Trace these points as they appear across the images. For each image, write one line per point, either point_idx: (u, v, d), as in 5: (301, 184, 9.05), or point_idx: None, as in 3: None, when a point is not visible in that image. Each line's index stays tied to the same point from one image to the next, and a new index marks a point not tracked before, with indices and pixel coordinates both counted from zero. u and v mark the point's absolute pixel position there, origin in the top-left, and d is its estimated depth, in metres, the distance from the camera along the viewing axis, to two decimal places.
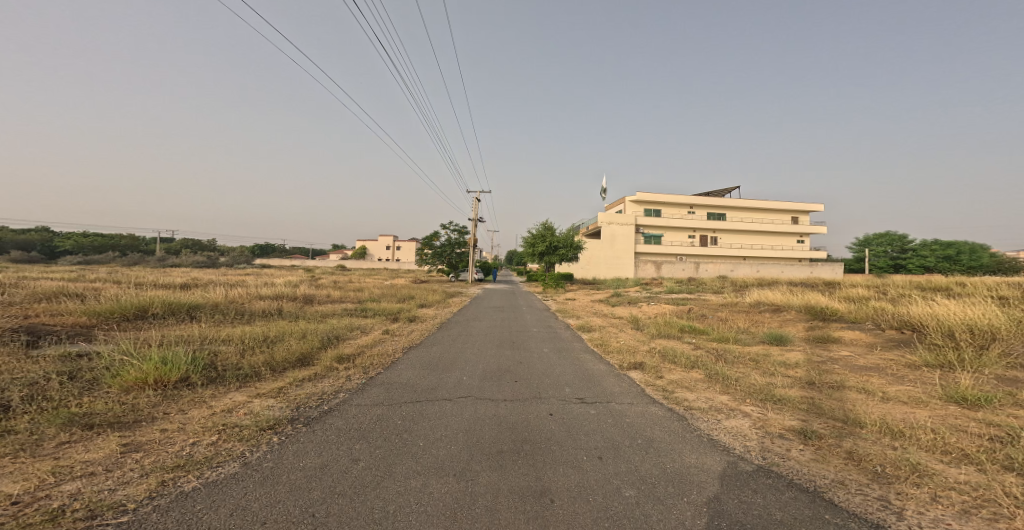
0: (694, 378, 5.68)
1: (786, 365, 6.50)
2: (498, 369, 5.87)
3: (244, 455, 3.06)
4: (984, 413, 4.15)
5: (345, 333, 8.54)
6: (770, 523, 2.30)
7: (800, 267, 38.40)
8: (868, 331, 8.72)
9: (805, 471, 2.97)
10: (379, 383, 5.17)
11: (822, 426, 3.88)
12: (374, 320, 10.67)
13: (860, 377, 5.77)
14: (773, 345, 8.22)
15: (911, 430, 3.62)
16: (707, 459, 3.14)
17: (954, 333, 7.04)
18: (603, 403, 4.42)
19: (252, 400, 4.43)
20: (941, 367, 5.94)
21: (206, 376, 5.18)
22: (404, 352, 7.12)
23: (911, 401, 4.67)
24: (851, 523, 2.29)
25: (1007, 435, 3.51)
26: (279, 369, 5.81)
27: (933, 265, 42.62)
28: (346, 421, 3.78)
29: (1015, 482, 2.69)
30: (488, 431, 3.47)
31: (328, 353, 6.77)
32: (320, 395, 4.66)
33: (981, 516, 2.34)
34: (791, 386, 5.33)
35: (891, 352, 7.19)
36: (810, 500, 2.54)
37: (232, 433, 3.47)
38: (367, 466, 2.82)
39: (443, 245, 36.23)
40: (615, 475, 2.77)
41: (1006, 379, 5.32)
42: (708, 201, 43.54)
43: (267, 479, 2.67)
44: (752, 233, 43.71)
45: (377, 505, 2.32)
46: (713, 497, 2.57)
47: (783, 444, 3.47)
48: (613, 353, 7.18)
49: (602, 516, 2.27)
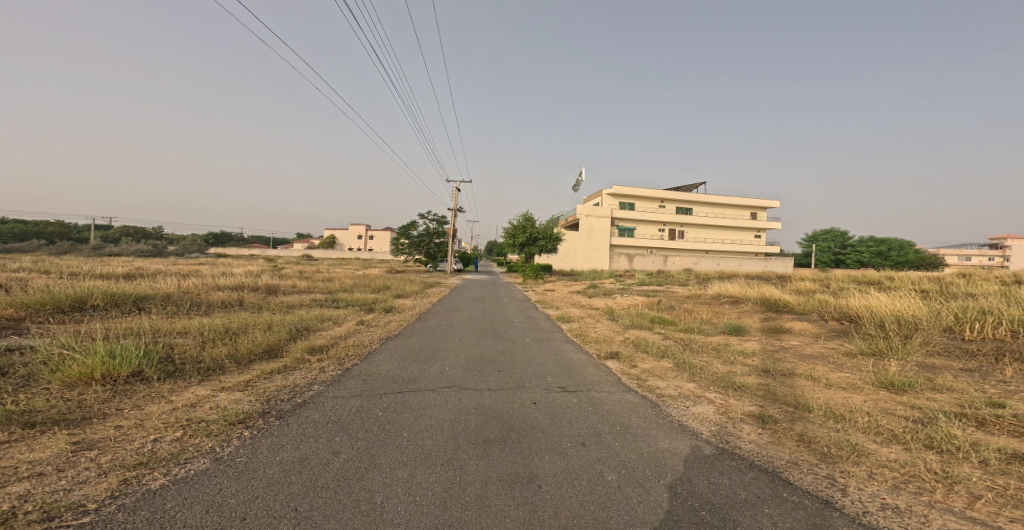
0: (664, 367, 5.93)
1: (744, 354, 6.89)
2: (480, 359, 5.86)
3: (214, 450, 2.92)
4: (908, 397, 4.55)
5: (315, 324, 8.27)
6: (736, 502, 2.45)
7: (756, 260, 40.43)
8: (814, 322, 9.35)
9: (762, 453, 3.19)
10: (356, 374, 5.05)
11: (777, 412, 4.15)
12: (347, 311, 10.40)
13: (807, 365, 6.22)
14: (732, 335, 8.70)
15: (850, 414, 3.93)
16: (677, 444, 3.29)
17: (886, 323, 7.70)
18: (584, 392, 4.53)
19: (217, 394, 4.22)
20: (874, 354, 6.47)
21: (162, 370, 4.88)
22: (380, 343, 6.97)
23: (848, 387, 5.06)
24: (806, 499, 2.48)
25: (929, 417, 3.87)
26: (244, 361, 5.57)
27: (870, 260, 46.24)
28: (322, 414, 3.67)
29: (934, 459, 2.99)
30: (474, 421, 3.48)
31: (297, 344, 6.53)
32: (292, 387, 4.52)
33: (909, 490, 2.59)
34: (748, 374, 5.67)
35: (833, 341, 7.76)
36: (769, 480, 2.72)
37: (198, 428, 3.30)
38: (349, 458, 2.77)
39: (419, 235, 35.44)
40: (597, 460, 2.87)
41: (926, 365, 5.89)
42: (678, 196, 45.24)
43: (242, 474, 2.57)
44: (716, 228, 45.78)
45: (363, 497, 2.29)
46: (685, 479, 2.71)
47: (743, 428, 3.70)
48: (591, 343, 7.37)
49: (588, 500, 2.35)
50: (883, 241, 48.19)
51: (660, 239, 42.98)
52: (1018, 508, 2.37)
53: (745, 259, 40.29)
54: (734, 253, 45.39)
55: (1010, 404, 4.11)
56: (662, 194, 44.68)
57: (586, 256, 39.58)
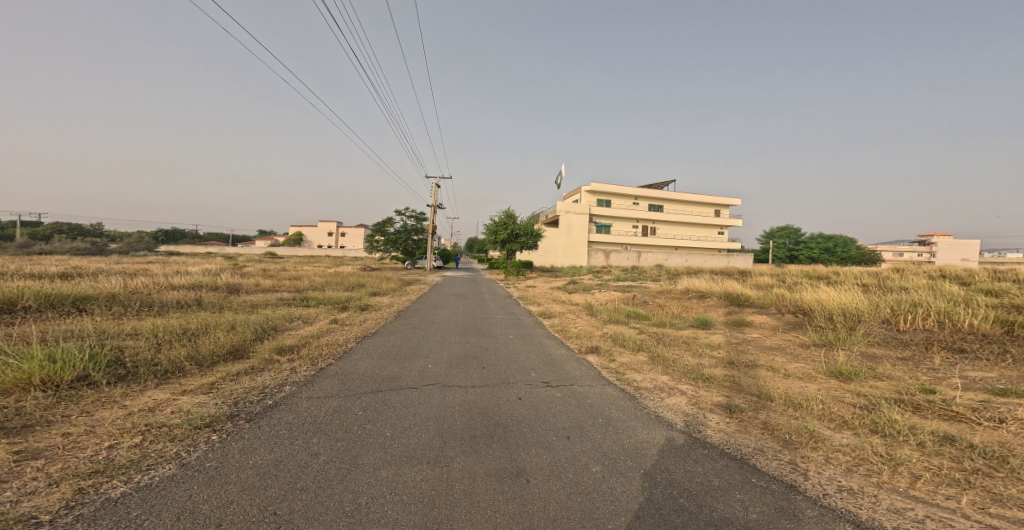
0: (640, 360, 6.08)
1: (711, 347, 7.17)
2: (463, 356, 5.82)
3: (180, 455, 2.78)
4: (855, 385, 4.87)
5: (283, 324, 7.97)
6: (710, 489, 2.54)
7: (720, 256, 41.81)
8: (771, 314, 9.85)
9: (730, 441, 3.33)
10: (331, 374, 4.91)
11: (743, 402, 4.33)
12: (318, 309, 10.07)
13: (768, 356, 6.55)
14: (700, 329, 9.03)
15: (807, 402, 4.15)
16: (654, 434, 3.40)
17: (833, 316, 8.22)
18: (567, 386, 4.59)
19: (177, 398, 4.00)
20: (825, 345, 6.88)
21: (112, 374, 4.57)
22: (356, 342, 6.81)
23: (804, 377, 5.35)
24: (772, 484, 2.61)
25: (872, 403, 4.15)
26: (207, 363, 5.30)
27: (820, 257, 48.99)
28: (297, 415, 3.56)
29: (880, 443, 3.21)
30: (459, 418, 3.45)
31: (264, 345, 6.28)
32: (261, 389, 4.34)
33: (861, 472, 2.77)
34: (715, 366, 5.90)
35: (790, 333, 8.19)
36: (739, 467, 2.85)
37: (160, 433, 3.12)
38: (328, 459, 2.69)
39: (396, 233, 34.78)
40: (582, 453, 2.92)
41: (869, 354, 6.33)
42: (651, 194, 46.49)
43: (214, 478, 2.45)
44: (686, 225, 47.33)
45: (347, 498, 2.24)
46: (664, 468, 2.80)
47: (712, 418, 3.85)
48: (572, 338, 7.46)
49: (575, 492, 2.39)
50: (833, 240, 51.33)
51: (634, 235, 43.98)
52: (952, 485, 2.57)
53: (711, 256, 41.80)
54: (702, 250, 47.09)
55: (939, 390, 4.47)
56: (636, 191, 45.74)
57: (566, 252, 40.00)
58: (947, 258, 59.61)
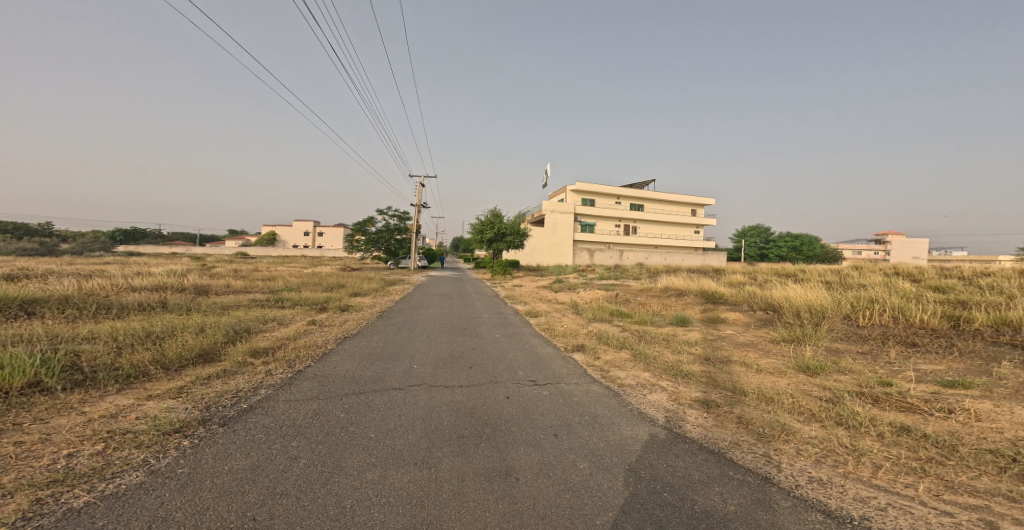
0: (623, 358, 6.17)
1: (689, 343, 7.34)
2: (449, 356, 5.79)
3: (148, 462, 2.67)
4: (821, 379, 5.07)
5: (257, 325, 7.74)
6: (691, 482, 2.60)
7: (697, 255, 42.84)
8: (743, 311, 10.15)
9: (708, 435, 3.41)
10: (310, 376, 4.81)
11: (719, 397, 4.44)
12: (294, 311, 9.83)
13: (741, 352, 6.75)
14: (678, 326, 9.23)
15: (778, 396, 4.29)
16: (638, 430, 3.46)
17: (800, 312, 8.53)
18: (554, 385, 4.62)
19: (142, 403, 3.84)
20: (793, 340, 7.13)
21: (68, 380, 4.35)
22: (336, 343, 6.68)
23: (774, 372, 5.53)
24: (748, 477, 2.69)
25: (836, 396, 4.32)
26: (174, 367, 5.10)
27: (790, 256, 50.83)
28: (276, 419, 3.47)
29: (846, 434, 3.34)
30: (446, 418, 3.43)
31: (237, 347, 6.09)
32: (235, 392, 4.21)
33: (829, 463, 2.88)
34: (692, 362, 6.03)
35: (761, 329, 8.44)
36: (717, 461, 2.92)
37: (125, 439, 2.99)
38: (309, 463, 2.63)
39: (378, 232, 34.29)
40: (570, 450, 2.94)
41: (834, 348, 6.60)
42: (633, 194, 47.23)
43: (186, 485, 2.37)
44: (667, 225, 48.28)
45: (330, 501, 2.20)
46: (648, 463, 2.85)
47: (691, 414, 3.94)
48: (558, 337, 7.50)
49: (564, 489, 2.41)
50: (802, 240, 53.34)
51: (616, 234, 44.56)
52: (910, 474, 2.70)
53: (689, 255, 42.80)
54: (681, 249, 48.16)
55: (896, 382, 4.70)
56: (618, 191, 46.37)
57: (551, 250, 40.26)
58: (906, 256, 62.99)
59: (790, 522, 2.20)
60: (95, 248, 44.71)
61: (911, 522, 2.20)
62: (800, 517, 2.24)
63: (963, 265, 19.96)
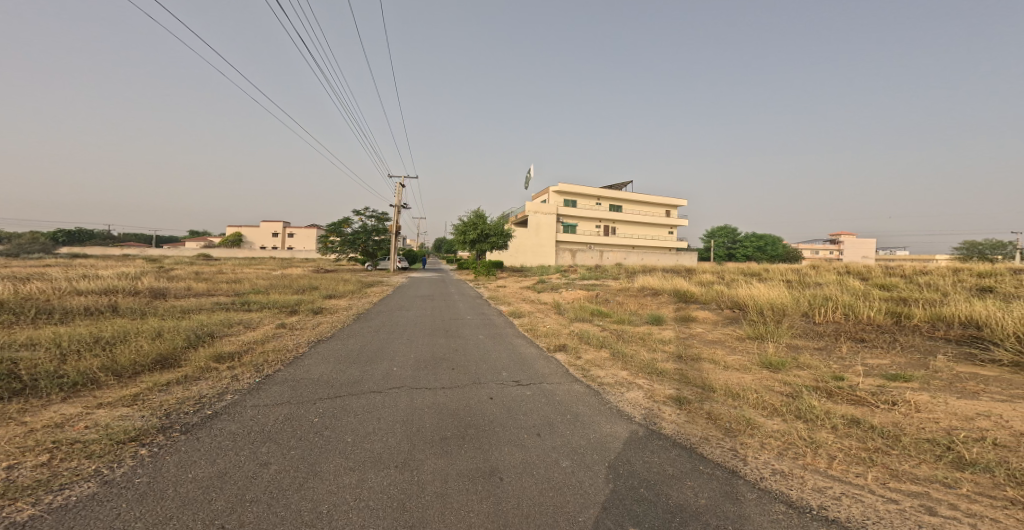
0: (602, 357, 6.27)
1: (663, 342, 7.53)
2: (431, 357, 5.75)
3: (101, 472, 2.54)
4: (782, 374, 5.30)
5: (221, 330, 7.44)
6: (664, 477, 2.68)
7: (671, 256, 44.03)
8: (712, 309, 10.50)
9: (680, 431, 3.52)
10: (281, 381, 4.67)
11: (690, 393, 4.58)
12: (262, 314, 9.50)
13: (710, 349, 6.98)
14: (653, 324, 9.46)
15: (743, 392, 4.46)
16: (617, 427, 3.52)
17: (763, 310, 8.90)
18: (537, 384, 4.65)
19: (92, 412, 3.63)
20: (758, 337, 7.43)
21: (4, 389, 4.06)
22: (309, 347, 6.50)
23: (740, 368, 5.74)
24: (717, 470, 2.79)
25: (794, 391, 4.53)
26: (127, 375, 4.85)
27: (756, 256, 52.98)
28: (244, 425, 3.35)
29: (805, 427, 3.50)
30: (428, 420, 3.41)
31: (200, 352, 5.84)
32: (197, 399, 4.04)
33: (789, 455, 3.02)
34: (666, 360, 6.20)
35: (728, 327, 8.75)
36: (689, 456, 3.02)
37: (74, 449, 2.82)
38: (281, 469, 2.57)
39: (355, 233, 33.60)
40: (553, 449, 2.97)
41: (794, 344, 6.92)
42: (612, 195, 48.04)
43: (146, 495, 2.27)
44: (644, 226, 49.35)
45: (305, 506, 2.16)
46: (626, 460, 2.91)
47: (665, 410, 4.04)
48: (541, 336, 7.56)
49: (548, 487, 2.44)
50: (767, 241, 55.77)
51: (595, 234, 45.21)
52: (861, 464, 2.87)
53: (664, 255, 43.89)
54: (657, 249, 49.31)
55: (847, 376, 4.98)
56: (598, 192, 47.11)
57: (536, 250, 40.45)
58: (855, 256, 67.83)
59: (755, 514, 2.29)
60: (34, 249, 41.63)
61: (863, 509, 2.33)
62: (764, 508, 2.34)
63: (908, 263, 21.42)
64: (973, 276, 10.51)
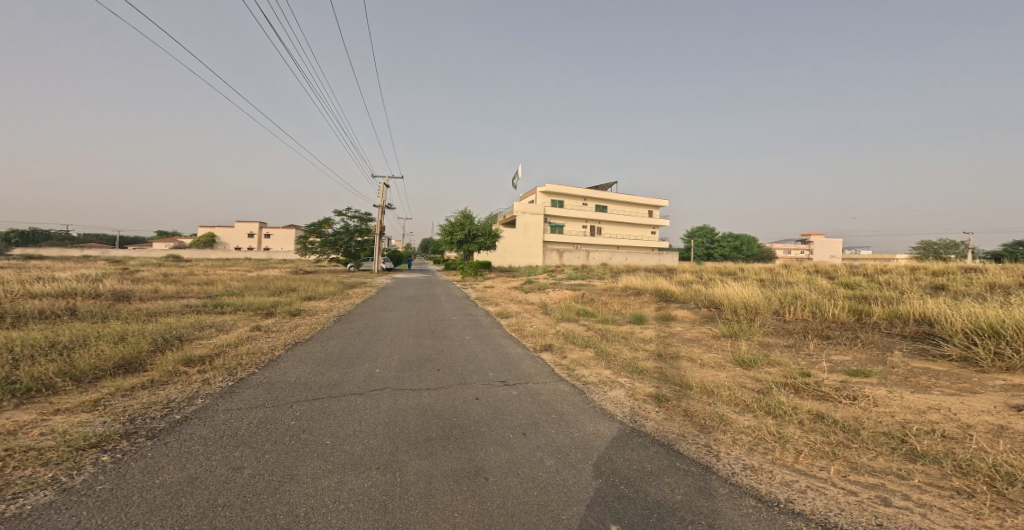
0: (587, 356, 6.36)
1: (644, 341, 7.67)
2: (416, 358, 5.72)
3: (58, 480, 2.44)
4: (754, 371, 5.49)
5: (190, 333, 7.18)
6: (643, 474, 2.76)
7: (653, 256, 44.83)
8: (690, 308, 10.77)
9: (659, 429, 3.61)
10: (256, 384, 4.55)
11: (669, 391, 4.70)
12: (236, 316, 9.22)
13: (688, 347, 7.17)
14: (634, 323, 9.64)
15: (718, 389, 4.61)
16: (601, 426, 3.59)
17: (736, 308, 9.19)
18: (523, 384, 4.68)
19: (48, 419, 3.47)
20: (731, 335, 7.67)
21: None
22: (285, 349, 6.36)
23: (715, 365, 5.92)
24: (693, 466, 2.88)
25: (764, 388, 4.70)
26: (86, 380, 4.64)
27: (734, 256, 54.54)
28: (216, 429, 3.27)
29: (774, 423, 3.65)
30: (412, 421, 3.39)
31: (167, 356, 5.63)
32: (164, 403, 3.91)
33: (759, 450, 3.15)
34: (647, 359, 6.33)
35: (705, 325, 8.99)
36: (667, 452, 3.10)
37: (28, 457, 2.69)
38: (255, 473, 2.52)
39: (337, 233, 32.94)
40: (538, 448, 3.01)
41: (765, 342, 7.17)
42: (596, 195, 48.54)
43: (107, 502, 2.19)
44: (627, 226, 50.08)
45: (281, 510, 2.13)
46: (608, 458, 2.97)
47: (645, 408, 4.13)
48: (528, 336, 7.60)
49: (533, 486, 2.47)
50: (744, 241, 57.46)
51: (580, 235, 45.60)
52: (825, 457, 3.01)
53: (646, 254, 44.65)
54: (640, 249, 50.13)
55: (813, 372, 5.20)
56: (583, 193, 47.53)
57: (525, 251, 40.45)
58: (824, 254, 70.68)
59: (727, 508, 2.38)
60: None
61: (825, 501, 2.45)
62: (735, 503, 2.43)
63: (876, 261, 22.40)
64: (928, 274, 11.13)
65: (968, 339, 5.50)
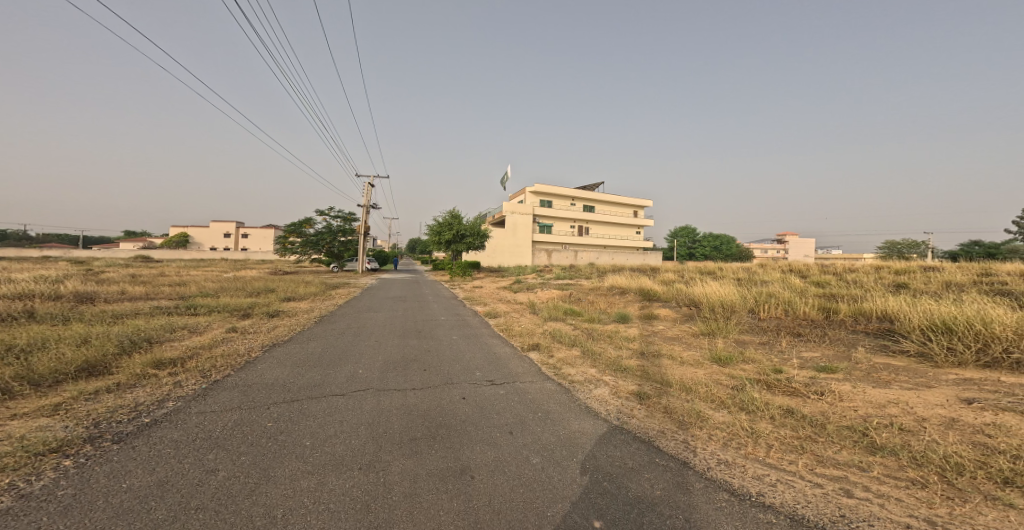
0: (573, 355, 6.44)
1: (627, 339, 7.80)
2: (402, 359, 5.68)
3: (17, 486, 2.35)
4: (730, 368, 5.68)
5: (160, 336, 6.94)
6: (624, 471, 2.83)
7: (637, 255, 45.51)
8: (671, 307, 11.01)
9: (640, 426, 3.69)
10: (232, 386, 4.46)
11: (650, 389, 4.81)
12: (211, 318, 8.95)
13: (670, 346, 7.33)
14: (618, 322, 9.79)
15: (695, 386, 4.74)
16: (587, 424, 3.65)
17: (714, 307, 9.45)
18: (511, 384, 4.72)
19: (4, 424, 3.32)
20: (709, 333, 7.88)
21: None
22: (263, 351, 6.22)
23: (693, 363, 6.09)
24: (672, 462, 2.98)
25: (739, 384, 4.86)
26: (46, 385, 4.44)
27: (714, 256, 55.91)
28: (188, 432, 3.20)
29: (748, 418, 3.78)
30: (397, 421, 3.39)
31: (135, 359, 5.43)
32: (132, 407, 3.80)
33: (733, 445, 3.27)
34: (631, 357, 6.45)
35: (685, 323, 9.22)
36: (648, 449, 3.18)
37: None
38: (230, 475, 2.48)
39: (319, 233, 32.32)
40: (524, 447, 3.05)
41: (740, 339, 7.41)
42: (583, 195, 48.95)
43: (71, 508, 2.13)
44: (611, 226, 50.69)
45: (257, 512, 2.12)
46: (592, 456, 3.03)
47: (627, 406, 4.22)
48: (516, 336, 7.63)
49: (518, 484, 2.51)
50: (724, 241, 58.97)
51: (566, 234, 45.89)
52: (794, 451, 3.14)
53: (630, 254, 45.32)
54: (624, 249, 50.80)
55: (784, 369, 5.40)
56: (570, 193, 47.85)
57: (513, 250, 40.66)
58: (800, 253, 73.05)
59: (701, 502, 2.48)
60: None
61: (793, 493, 2.57)
62: (709, 497, 2.52)
63: (846, 260, 23.40)
64: (891, 273, 11.71)
65: (924, 335, 5.81)
